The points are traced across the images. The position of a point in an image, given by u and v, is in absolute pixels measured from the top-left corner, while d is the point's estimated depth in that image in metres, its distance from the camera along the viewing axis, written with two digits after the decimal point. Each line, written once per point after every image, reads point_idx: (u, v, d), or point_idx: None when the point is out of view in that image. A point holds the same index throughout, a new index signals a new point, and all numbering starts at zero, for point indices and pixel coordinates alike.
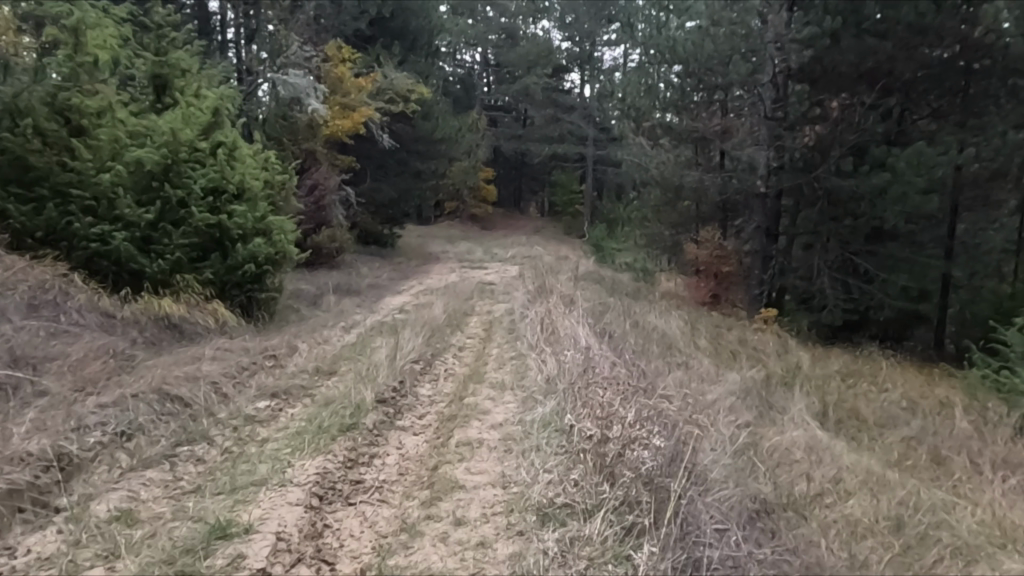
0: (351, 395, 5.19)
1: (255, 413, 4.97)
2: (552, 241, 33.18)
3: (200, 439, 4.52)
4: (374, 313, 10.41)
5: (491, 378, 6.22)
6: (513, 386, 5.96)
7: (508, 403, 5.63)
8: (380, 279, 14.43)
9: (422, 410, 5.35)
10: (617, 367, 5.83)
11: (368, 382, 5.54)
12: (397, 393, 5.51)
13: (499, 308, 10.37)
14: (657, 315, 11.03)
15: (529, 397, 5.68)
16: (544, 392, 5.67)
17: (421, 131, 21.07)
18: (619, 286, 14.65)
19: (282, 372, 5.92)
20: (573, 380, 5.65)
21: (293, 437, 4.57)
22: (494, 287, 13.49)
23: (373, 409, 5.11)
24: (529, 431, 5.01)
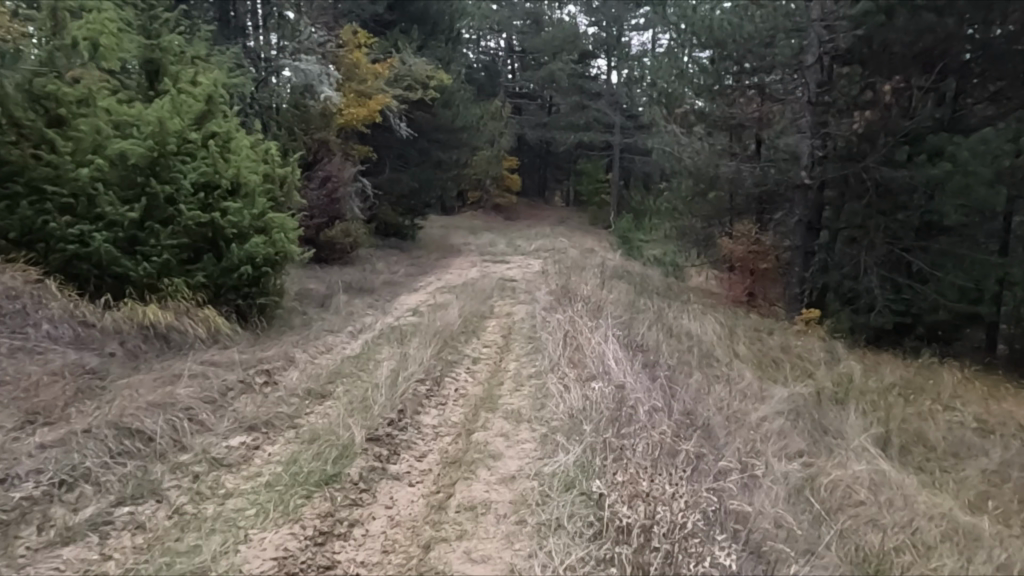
0: (338, 433, 4.62)
1: (224, 453, 4.38)
2: (577, 232, 32.33)
3: (148, 496, 3.88)
4: (386, 315, 9.75)
5: (506, 403, 5.51)
6: (530, 416, 5.23)
7: (523, 439, 4.90)
8: (397, 276, 13.78)
9: (422, 449, 4.70)
10: (654, 414, 5.14)
11: (363, 416, 4.93)
12: (393, 429, 4.86)
13: (520, 311, 9.64)
14: (690, 317, 10.23)
15: (549, 434, 4.95)
16: (566, 431, 4.95)
17: (441, 119, 20.32)
18: (648, 283, 13.85)
19: (270, 396, 5.24)
20: (600, 424, 4.96)
21: (261, 492, 3.98)
22: (515, 285, 12.80)
23: (362, 452, 4.49)
24: (548, 493, 4.18)
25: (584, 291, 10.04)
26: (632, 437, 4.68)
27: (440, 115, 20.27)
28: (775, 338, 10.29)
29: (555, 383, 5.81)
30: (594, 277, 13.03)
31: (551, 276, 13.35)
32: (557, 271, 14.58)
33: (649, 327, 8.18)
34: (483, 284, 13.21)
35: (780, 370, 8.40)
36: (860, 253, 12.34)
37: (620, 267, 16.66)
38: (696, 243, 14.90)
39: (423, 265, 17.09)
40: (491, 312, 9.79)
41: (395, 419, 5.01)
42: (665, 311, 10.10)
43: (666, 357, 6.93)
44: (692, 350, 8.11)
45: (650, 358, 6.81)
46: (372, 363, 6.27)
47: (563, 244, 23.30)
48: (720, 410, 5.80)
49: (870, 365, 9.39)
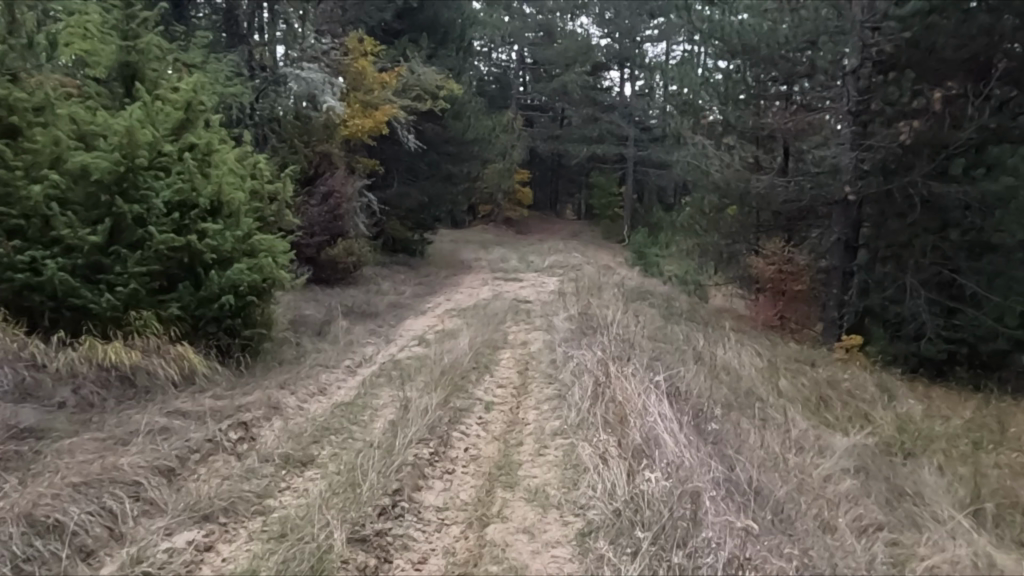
0: (314, 536, 3.72)
1: (164, 559, 3.56)
2: (591, 247, 31.49)
3: None
4: (391, 344, 8.90)
5: (529, 477, 4.63)
6: (558, 501, 4.34)
7: (553, 536, 4.00)
8: (404, 297, 12.94)
9: (428, 551, 3.83)
10: (723, 511, 4.08)
11: (351, 505, 4.05)
12: (387, 526, 4.00)
13: (537, 341, 8.75)
14: (723, 347, 9.29)
15: (585, 534, 4.02)
16: (608, 534, 3.97)
17: (452, 131, 19.55)
18: (673, 305, 12.93)
19: (235, 469, 4.44)
20: (659, 535, 3.93)
21: None
22: (530, 308, 11.93)
23: (343, 564, 3.59)
24: None
25: (607, 319, 9.14)
26: (697, 555, 3.73)
27: (450, 127, 19.49)
28: (817, 369, 9.34)
29: (585, 450, 4.92)
30: (615, 300, 12.14)
31: (569, 298, 12.47)
32: (575, 292, 13.70)
33: (683, 363, 7.27)
34: (496, 305, 12.35)
35: (832, 413, 7.44)
36: (906, 274, 11.34)
37: (640, 287, 15.74)
38: (723, 263, 13.97)
39: (431, 283, 16.25)
40: (505, 341, 8.91)
41: (388, 506, 4.17)
42: (697, 341, 9.17)
43: (708, 406, 6.02)
44: (733, 391, 7.18)
45: (689, 407, 5.90)
46: (366, 417, 5.43)
47: (577, 260, 22.45)
48: (777, 474, 4.89)
49: (926, 402, 8.43)
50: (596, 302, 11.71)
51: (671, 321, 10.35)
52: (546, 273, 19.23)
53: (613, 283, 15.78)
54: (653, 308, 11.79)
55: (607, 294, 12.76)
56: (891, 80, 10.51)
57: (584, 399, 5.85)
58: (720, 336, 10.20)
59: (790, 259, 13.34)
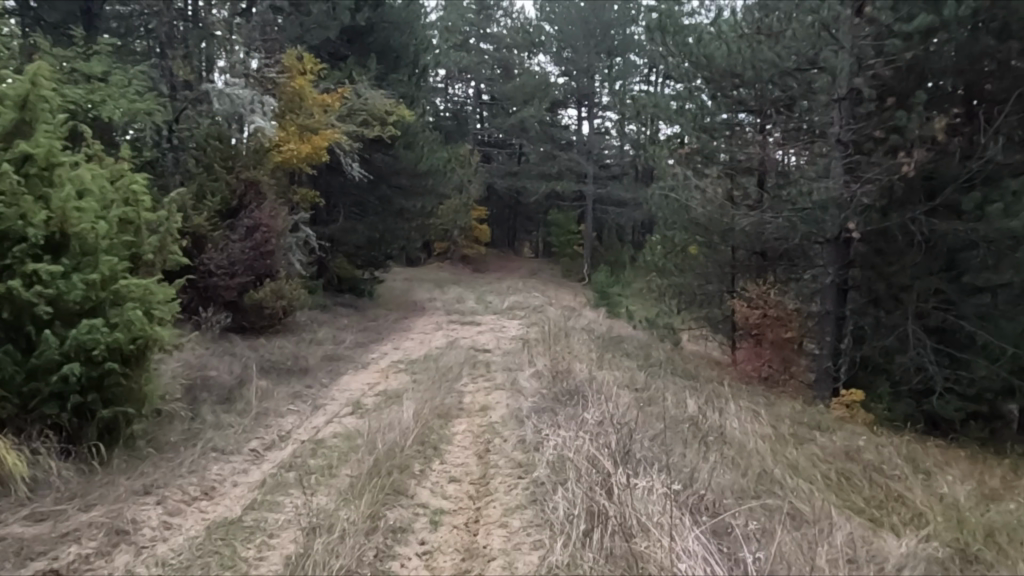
0: None
1: None
2: (551, 286, 30.23)
3: None
4: (317, 414, 7.17)
5: None
6: None
7: None
8: (341, 346, 11.21)
9: None
10: None
11: None
12: None
13: (499, 408, 7.12)
14: (718, 410, 7.88)
15: None
16: None
17: (402, 162, 17.94)
18: (649, 354, 11.54)
19: None
20: None
21: None
22: (489, 360, 10.36)
23: None
24: None
25: (583, 377, 7.59)
26: None
27: (400, 157, 17.87)
28: (822, 434, 8.03)
29: None
30: (587, 350, 10.68)
31: (533, 348, 10.94)
32: (541, 339, 12.20)
33: (684, 444, 5.76)
34: (450, 356, 10.73)
35: (865, 502, 6.02)
36: (909, 322, 10.19)
37: (608, 332, 14.36)
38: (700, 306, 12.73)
39: (377, 328, 14.55)
40: (459, 407, 7.28)
41: None
42: (691, 406, 7.66)
43: (729, 514, 4.51)
44: (748, 477, 5.71)
45: (696, 511, 4.44)
46: (246, 560, 3.78)
47: (538, 301, 21.00)
48: None
49: (961, 476, 7.13)
50: (564, 354, 10.20)
51: (655, 378, 8.92)
52: (506, 316, 17.74)
53: (580, 327, 14.33)
54: (629, 359, 10.37)
55: (577, 343, 11.30)
56: (889, 107, 9.49)
57: (568, 517, 4.29)
58: (710, 393, 8.81)
59: (777, 303, 12.20)
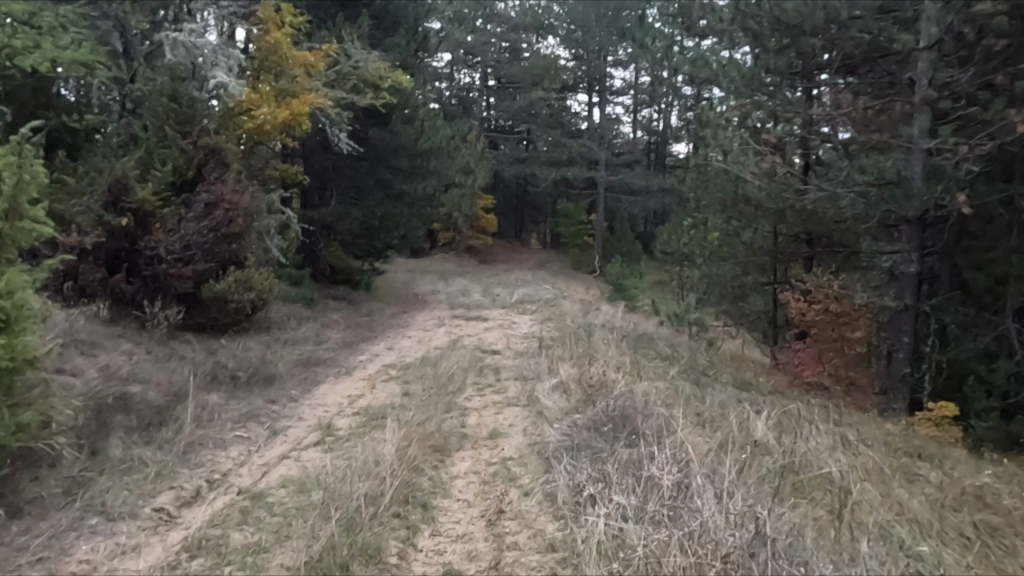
0: None
1: None
2: (561, 279, 28.48)
3: None
4: (270, 444, 5.38)
5: None
6: None
7: None
8: (322, 347, 9.43)
9: None
10: None
11: None
12: None
13: (513, 442, 5.34)
14: (793, 433, 6.13)
15: None
16: None
17: (400, 140, 16.04)
18: (688, 357, 9.78)
19: None
20: None
21: None
22: (498, 366, 8.56)
23: None
24: None
25: (626, 394, 5.80)
26: None
27: (398, 133, 15.98)
28: (927, 465, 6.23)
29: None
30: (617, 353, 8.92)
31: (552, 351, 9.18)
32: (560, 339, 10.46)
33: (782, 507, 4.02)
34: (451, 360, 8.91)
35: None
36: (1011, 320, 8.35)
37: (633, 329, 12.64)
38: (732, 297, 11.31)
39: (371, 324, 12.80)
40: (461, 435, 5.50)
41: None
42: (767, 434, 5.85)
43: None
44: (880, 549, 3.97)
45: None
46: None
47: (551, 294, 19.18)
48: None
49: None
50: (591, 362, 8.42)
51: (709, 393, 7.14)
52: (515, 310, 15.99)
53: (603, 324, 12.55)
54: (668, 364, 8.62)
55: (604, 344, 9.55)
56: (996, 56, 7.62)
57: None
58: (776, 411, 7.06)
59: (841, 296, 9.83)
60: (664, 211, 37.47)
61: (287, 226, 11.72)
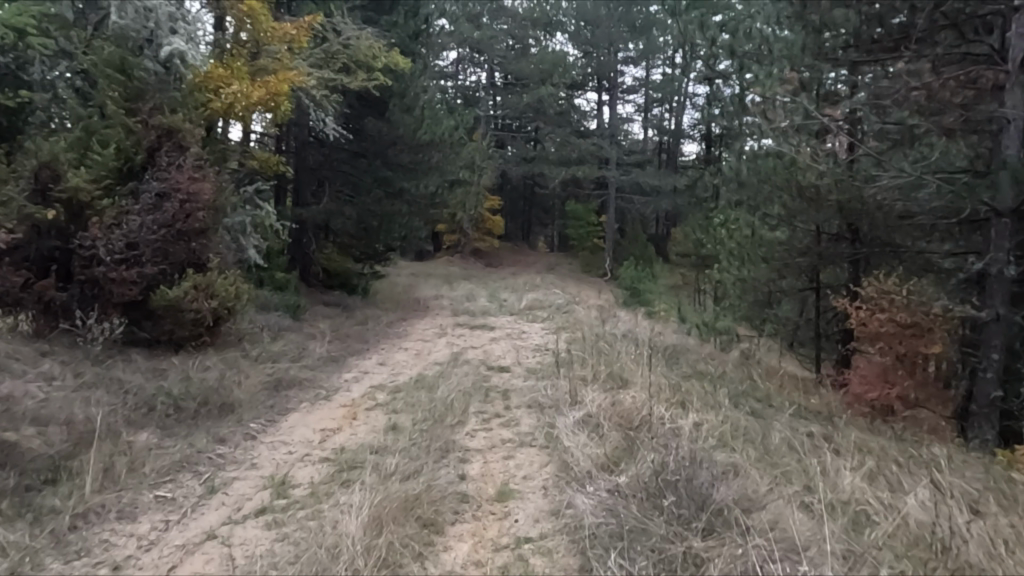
0: None
1: None
2: (571, 283, 27.08)
3: None
4: (195, 512, 3.97)
5: None
6: None
7: None
8: (299, 365, 8.02)
9: None
10: None
11: None
12: None
13: (530, 513, 3.89)
14: (891, 485, 4.72)
15: None
16: None
17: (399, 130, 14.59)
18: (731, 377, 8.32)
19: None
20: None
21: None
22: (506, 389, 7.13)
23: None
24: None
25: (681, 443, 4.33)
26: None
27: (397, 123, 14.51)
28: None
29: None
30: (651, 375, 7.47)
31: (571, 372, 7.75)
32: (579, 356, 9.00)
33: None
34: (449, 381, 7.48)
35: None
36: None
37: (657, 339, 11.24)
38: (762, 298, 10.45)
39: (363, 335, 11.38)
40: (458, 499, 4.06)
41: None
42: (871, 497, 4.36)
43: None
44: None
45: None
46: None
47: (562, 299, 17.80)
48: None
49: None
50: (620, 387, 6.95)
51: (775, 431, 5.67)
52: (524, 317, 14.60)
53: (626, 335, 11.09)
54: (713, 389, 7.16)
55: (633, 363, 8.11)
56: None
57: None
58: (854, 448, 5.64)
59: (920, 309, 8.11)
60: (676, 212, 36.05)
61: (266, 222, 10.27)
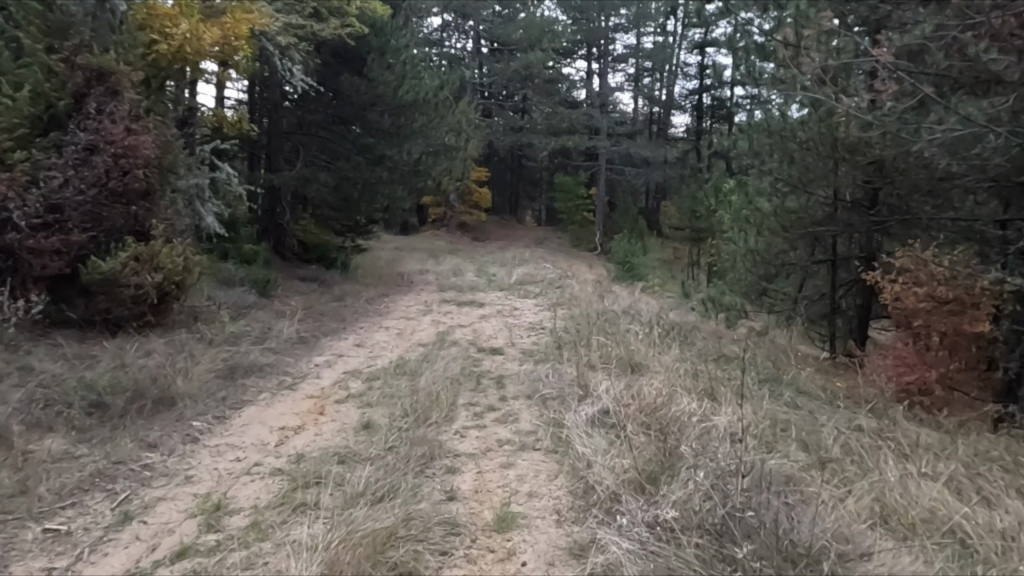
0: None
1: None
2: (563, 257, 26.14)
3: None
4: (92, 554, 3.07)
5: None
6: None
7: None
8: (263, 348, 7.02)
9: None
10: None
11: None
12: None
13: (541, 553, 3.00)
14: (972, 497, 3.87)
15: None
16: None
17: (379, 88, 13.44)
18: (750, 358, 7.47)
19: None
20: None
21: None
22: (501, 376, 6.19)
23: None
24: None
25: (727, 460, 3.42)
26: None
27: (376, 80, 13.36)
28: None
29: None
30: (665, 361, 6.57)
31: (573, 357, 6.84)
32: (580, 337, 8.09)
33: None
34: (434, 366, 6.53)
35: None
36: None
37: (661, 316, 10.36)
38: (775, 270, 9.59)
39: (341, 312, 10.37)
40: (445, 533, 3.12)
41: None
42: (965, 520, 3.45)
43: None
44: None
45: None
46: None
47: (555, 274, 16.87)
48: None
49: None
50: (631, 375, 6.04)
51: (821, 429, 4.78)
52: (515, 293, 13.66)
53: (628, 313, 10.18)
54: (737, 375, 6.27)
55: (642, 345, 7.21)
56: None
57: None
58: (911, 446, 4.79)
59: (960, 282, 7.14)
60: (668, 184, 35.11)
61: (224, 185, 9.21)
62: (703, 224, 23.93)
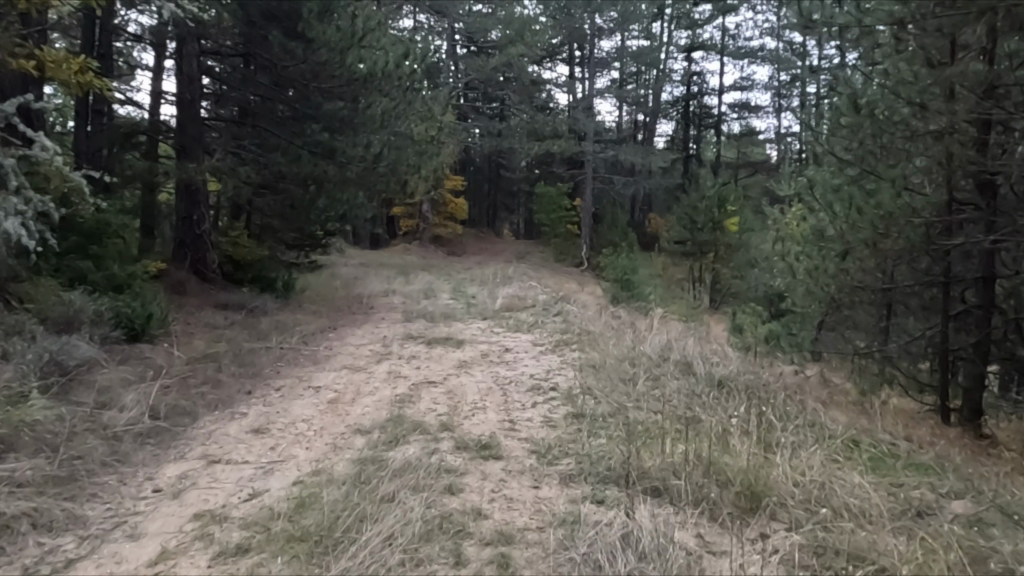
0: None
1: None
2: (548, 274, 23.07)
3: None
4: None
5: None
6: None
7: None
8: (48, 470, 3.76)
9: None
10: None
11: None
12: None
13: None
14: None
15: None
16: None
17: (322, 52, 10.09)
18: (927, 466, 4.34)
19: None
20: None
21: None
22: (508, 553, 2.97)
23: None
24: None
25: None
26: None
27: (317, 41, 10.02)
28: None
29: None
30: (831, 511, 3.36)
31: (640, 490, 3.60)
32: (629, 431, 4.84)
33: None
34: (370, 516, 3.27)
35: None
36: None
37: (718, 364, 7.27)
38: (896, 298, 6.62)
39: (255, 364, 7.05)
40: None
41: None
42: None
43: None
44: None
45: None
46: None
47: (548, 297, 13.69)
48: None
49: None
50: (788, 569, 2.81)
51: None
52: (501, 324, 10.43)
53: (677, 364, 7.01)
54: (988, 552, 3.08)
55: (752, 451, 4.02)
56: None
57: None
58: None
59: None
60: (660, 194, 32.34)
61: (42, 166, 5.77)
62: (708, 237, 20.83)
